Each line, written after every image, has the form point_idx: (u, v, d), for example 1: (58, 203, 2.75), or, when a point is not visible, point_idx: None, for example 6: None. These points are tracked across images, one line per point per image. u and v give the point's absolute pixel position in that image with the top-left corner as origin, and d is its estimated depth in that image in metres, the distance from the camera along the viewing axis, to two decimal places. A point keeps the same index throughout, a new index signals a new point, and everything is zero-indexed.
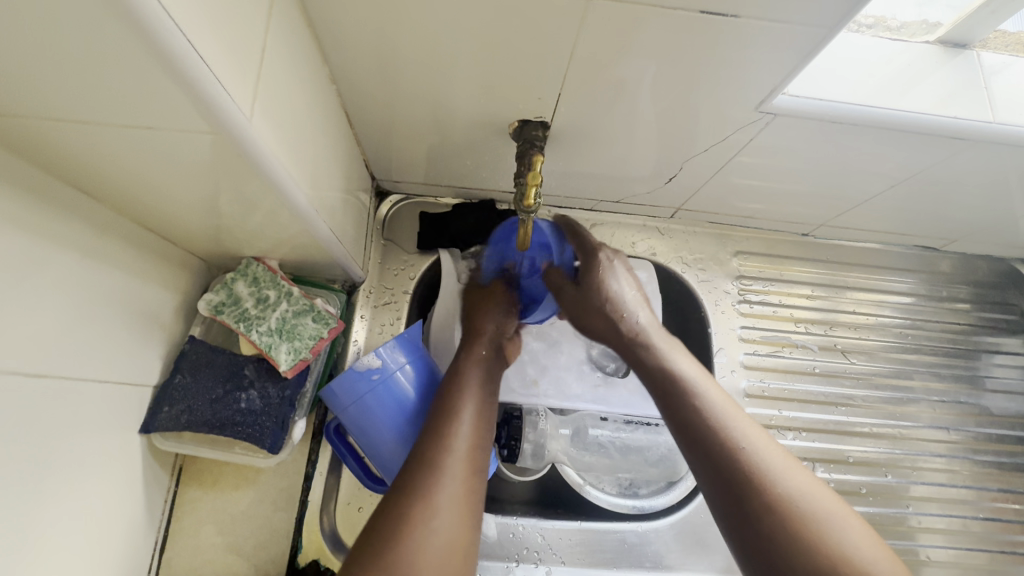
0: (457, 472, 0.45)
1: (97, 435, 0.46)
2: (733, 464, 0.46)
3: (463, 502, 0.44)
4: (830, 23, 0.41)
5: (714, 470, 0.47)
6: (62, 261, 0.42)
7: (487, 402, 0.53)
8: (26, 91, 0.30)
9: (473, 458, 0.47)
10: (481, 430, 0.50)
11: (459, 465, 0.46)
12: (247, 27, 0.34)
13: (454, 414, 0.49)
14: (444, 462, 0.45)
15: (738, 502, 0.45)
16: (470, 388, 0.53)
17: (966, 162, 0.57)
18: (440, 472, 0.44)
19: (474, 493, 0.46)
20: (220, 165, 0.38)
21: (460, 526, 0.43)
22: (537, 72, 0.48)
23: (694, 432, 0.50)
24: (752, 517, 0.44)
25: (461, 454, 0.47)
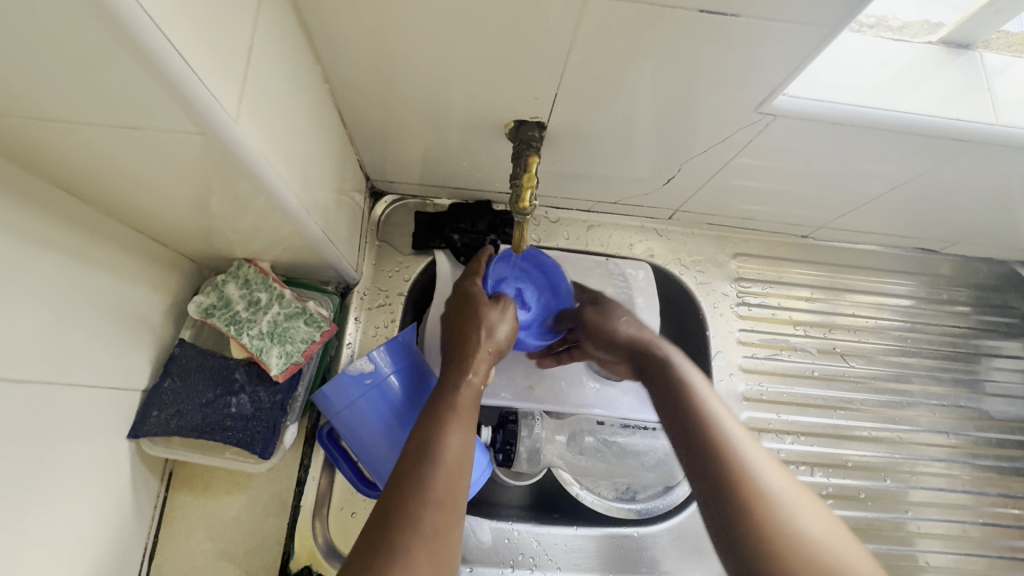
0: (435, 514, 0.39)
1: (84, 441, 0.45)
2: (733, 481, 0.43)
3: (442, 547, 0.38)
4: (832, 23, 0.40)
5: (713, 487, 0.44)
6: (47, 264, 0.41)
7: (470, 439, 0.47)
8: (3, 90, 0.29)
9: (452, 496, 0.41)
10: (462, 466, 0.44)
11: (438, 509, 0.39)
12: (234, 24, 0.33)
13: (433, 449, 0.43)
14: (421, 502, 0.39)
15: (734, 521, 0.41)
16: (456, 420, 0.47)
17: (967, 165, 0.56)
18: (417, 511, 0.39)
19: (453, 539, 0.39)
20: (207, 166, 0.37)
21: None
22: (533, 71, 0.47)
23: (697, 447, 0.48)
24: (747, 535, 0.40)
25: (438, 495, 0.40)
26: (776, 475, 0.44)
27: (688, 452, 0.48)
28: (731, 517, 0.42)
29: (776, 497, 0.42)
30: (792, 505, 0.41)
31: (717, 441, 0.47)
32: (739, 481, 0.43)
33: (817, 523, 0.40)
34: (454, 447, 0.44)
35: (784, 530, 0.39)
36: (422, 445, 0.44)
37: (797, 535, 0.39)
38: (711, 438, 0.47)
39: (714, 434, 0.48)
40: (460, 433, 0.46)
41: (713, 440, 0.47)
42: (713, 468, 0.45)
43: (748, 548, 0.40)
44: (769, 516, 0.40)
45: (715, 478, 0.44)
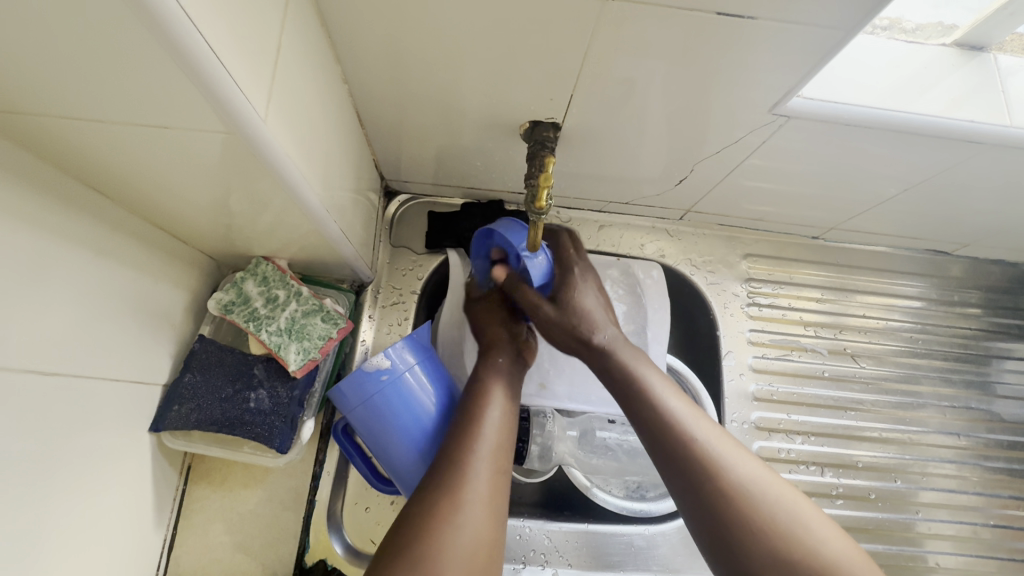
0: (484, 469, 0.46)
1: (108, 432, 0.46)
2: (702, 480, 0.45)
3: (492, 496, 0.45)
4: (848, 25, 0.41)
5: (684, 485, 0.46)
6: (74, 259, 0.42)
7: (510, 405, 0.54)
8: (43, 90, 0.30)
9: (500, 454, 0.48)
10: (507, 429, 0.50)
11: (485, 465, 0.46)
12: (263, 26, 0.34)
13: (478, 415, 0.50)
14: (471, 458, 0.46)
15: (711, 519, 0.44)
16: (494, 391, 0.54)
17: (981, 167, 0.56)
18: (468, 464, 0.45)
19: (500, 489, 0.46)
20: (234, 165, 0.37)
21: (487, 521, 0.43)
22: (550, 72, 0.48)
23: (661, 446, 0.48)
24: (723, 533, 0.43)
25: (486, 453, 0.47)
26: (744, 467, 0.46)
27: (656, 452, 0.49)
28: (706, 514, 0.44)
29: (744, 492, 0.44)
30: (761, 498, 0.44)
31: (680, 440, 0.48)
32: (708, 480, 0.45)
33: (787, 512, 0.43)
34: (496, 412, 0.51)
35: (755, 528, 0.42)
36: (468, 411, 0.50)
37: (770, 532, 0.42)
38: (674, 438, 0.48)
39: (678, 433, 0.48)
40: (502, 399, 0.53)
41: (678, 440, 0.48)
42: (682, 470, 0.47)
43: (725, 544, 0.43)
44: (742, 513, 0.43)
45: (686, 478, 0.46)
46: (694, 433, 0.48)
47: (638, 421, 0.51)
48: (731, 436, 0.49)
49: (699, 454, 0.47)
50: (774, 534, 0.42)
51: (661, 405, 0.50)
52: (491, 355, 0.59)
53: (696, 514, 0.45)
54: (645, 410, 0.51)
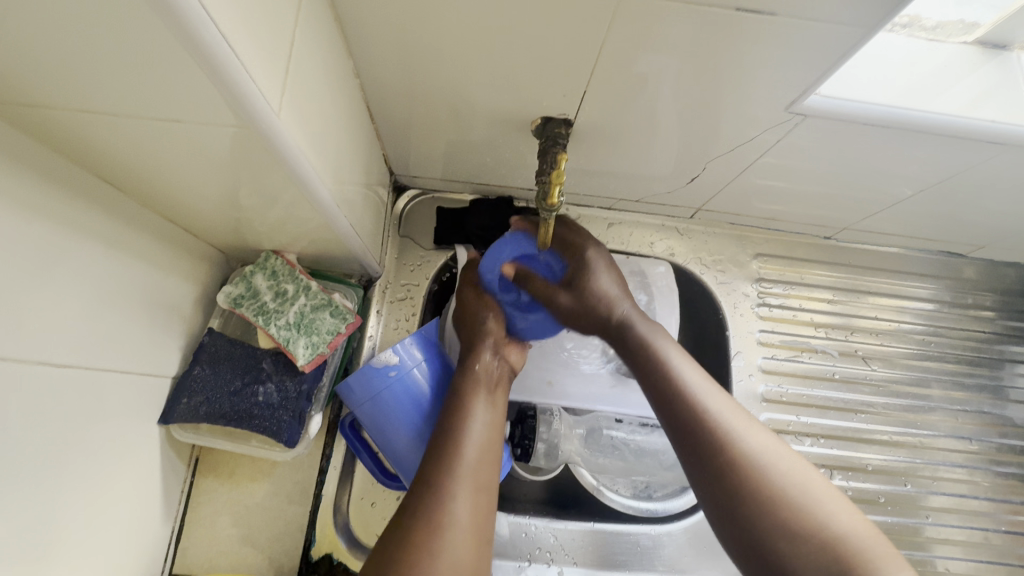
0: (465, 490, 0.45)
1: (117, 423, 0.46)
2: (715, 449, 0.46)
3: (475, 516, 0.44)
4: (871, 22, 0.40)
5: (692, 455, 0.47)
6: (85, 252, 0.41)
7: (494, 416, 0.53)
8: (58, 81, 0.29)
9: (483, 473, 0.47)
10: (490, 437, 0.50)
11: (467, 485, 0.45)
12: (277, 19, 0.33)
13: (459, 432, 0.49)
14: (453, 475, 0.45)
15: (719, 487, 0.45)
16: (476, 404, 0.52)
17: (999, 168, 0.56)
18: (451, 483, 0.44)
19: (484, 509, 0.45)
20: (245, 158, 0.37)
21: (472, 542, 0.42)
22: (564, 68, 0.47)
23: (674, 418, 0.50)
24: (732, 501, 0.44)
25: (470, 468, 0.46)
26: (753, 438, 0.46)
27: (667, 424, 0.50)
28: (715, 483, 0.45)
29: (754, 460, 0.45)
30: (771, 467, 0.44)
31: (692, 409, 0.49)
32: (719, 450, 0.46)
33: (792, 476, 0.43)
34: (477, 427, 0.50)
35: (766, 494, 0.43)
36: (449, 428, 0.49)
37: (777, 500, 0.42)
38: (685, 408, 0.49)
39: (690, 405, 0.49)
40: (485, 413, 0.52)
41: (690, 411, 0.49)
42: (692, 440, 0.47)
43: (732, 513, 0.43)
44: (749, 480, 0.44)
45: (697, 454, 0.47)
46: (705, 403, 0.49)
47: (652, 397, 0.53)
48: (744, 410, 0.49)
49: (708, 428, 0.47)
50: (781, 500, 0.42)
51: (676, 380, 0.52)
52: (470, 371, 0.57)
53: (707, 484, 0.46)
54: (658, 383, 0.53)
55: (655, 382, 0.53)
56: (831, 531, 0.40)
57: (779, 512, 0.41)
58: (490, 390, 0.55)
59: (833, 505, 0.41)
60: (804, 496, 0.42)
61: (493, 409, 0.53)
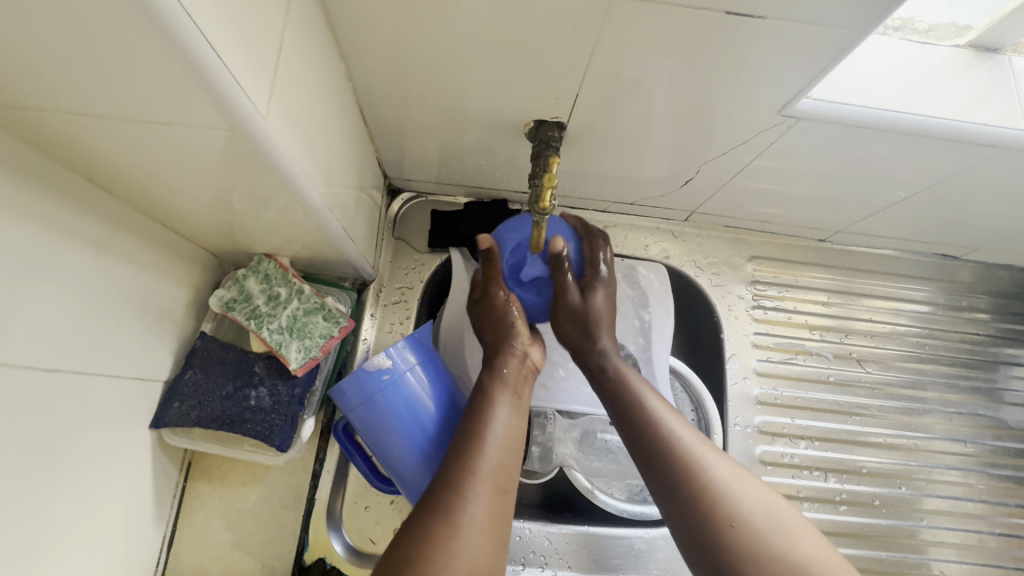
0: (484, 490, 0.44)
1: (108, 428, 0.46)
2: (679, 475, 0.46)
3: (492, 518, 0.43)
4: (861, 25, 0.40)
5: (657, 479, 0.47)
6: (75, 256, 0.41)
7: (516, 420, 0.52)
8: (46, 86, 0.29)
9: (502, 475, 0.46)
10: (512, 442, 0.50)
11: (485, 486, 0.44)
12: (265, 22, 0.33)
13: (479, 434, 0.48)
14: (473, 476, 0.44)
15: (682, 513, 0.45)
16: (498, 406, 0.52)
17: (991, 171, 0.56)
18: (469, 482, 0.44)
19: (501, 513, 0.44)
20: (235, 162, 0.37)
21: (488, 542, 0.41)
22: (556, 71, 0.47)
23: (640, 444, 0.50)
24: (698, 527, 0.44)
25: (489, 471, 0.46)
26: (717, 464, 0.47)
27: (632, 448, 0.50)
28: (679, 508, 0.45)
29: (719, 486, 0.45)
30: (735, 493, 0.44)
31: (656, 434, 0.49)
32: (684, 476, 0.46)
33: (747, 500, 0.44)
34: (498, 430, 0.50)
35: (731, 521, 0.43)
36: (470, 430, 0.49)
37: (742, 526, 0.43)
38: (651, 432, 0.49)
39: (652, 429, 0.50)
40: (507, 416, 0.52)
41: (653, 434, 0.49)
42: (658, 465, 0.48)
43: (696, 539, 0.43)
44: (714, 506, 0.44)
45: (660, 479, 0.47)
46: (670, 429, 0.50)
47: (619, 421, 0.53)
48: (705, 436, 0.50)
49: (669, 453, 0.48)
50: (746, 527, 0.42)
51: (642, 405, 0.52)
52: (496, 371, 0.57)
53: (671, 510, 0.45)
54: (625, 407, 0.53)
55: (623, 407, 0.53)
56: (792, 556, 0.41)
57: (745, 539, 0.42)
58: (514, 395, 0.55)
59: (795, 529, 0.43)
60: (766, 521, 0.43)
61: (515, 412, 0.53)
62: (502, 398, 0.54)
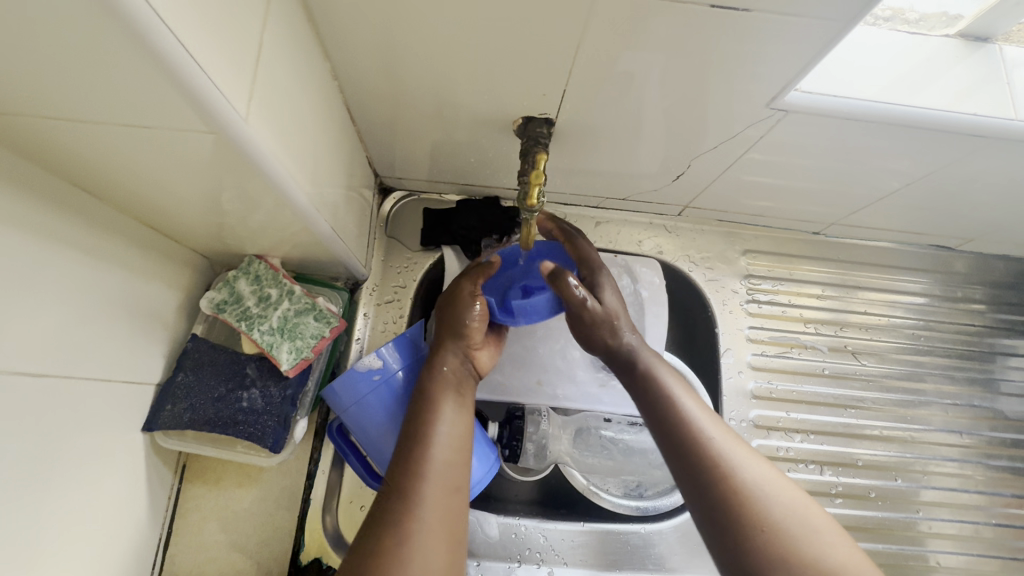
0: (433, 496, 0.44)
1: (100, 431, 0.46)
2: (713, 475, 0.45)
3: (446, 520, 0.43)
4: (846, 17, 0.40)
5: (687, 476, 0.46)
6: (62, 260, 0.41)
7: (461, 416, 0.51)
8: (22, 90, 0.29)
9: (453, 477, 0.46)
10: (461, 433, 0.49)
11: (437, 491, 0.44)
12: (243, 24, 0.33)
13: (427, 435, 0.47)
14: (420, 484, 0.44)
15: (711, 514, 0.44)
16: (443, 404, 0.50)
17: (984, 162, 0.55)
18: (418, 492, 0.44)
19: (453, 513, 0.45)
20: (220, 164, 0.37)
21: (442, 548, 0.42)
22: (543, 68, 0.47)
23: (673, 440, 0.49)
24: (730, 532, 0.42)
25: (438, 477, 0.45)
26: (756, 467, 0.46)
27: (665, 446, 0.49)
28: (711, 506, 0.44)
29: (757, 488, 0.44)
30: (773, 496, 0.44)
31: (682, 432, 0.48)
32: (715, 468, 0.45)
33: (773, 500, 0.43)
34: (446, 428, 0.49)
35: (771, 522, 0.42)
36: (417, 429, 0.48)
37: (778, 529, 0.41)
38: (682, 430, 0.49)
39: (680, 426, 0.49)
40: (453, 416, 0.50)
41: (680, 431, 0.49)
42: (691, 464, 0.46)
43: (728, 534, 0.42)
44: (748, 508, 0.43)
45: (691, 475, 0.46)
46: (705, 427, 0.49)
47: (652, 421, 0.51)
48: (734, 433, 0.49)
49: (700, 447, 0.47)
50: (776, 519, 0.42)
51: (682, 404, 0.51)
52: (436, 370, 0.53)
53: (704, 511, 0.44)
54: (660, 405, 0.51)
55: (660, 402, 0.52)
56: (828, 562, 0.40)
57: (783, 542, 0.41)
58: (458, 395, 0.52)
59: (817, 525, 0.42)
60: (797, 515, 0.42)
61: (462, 408, 0.51)
62: (446, 397, 0.51)
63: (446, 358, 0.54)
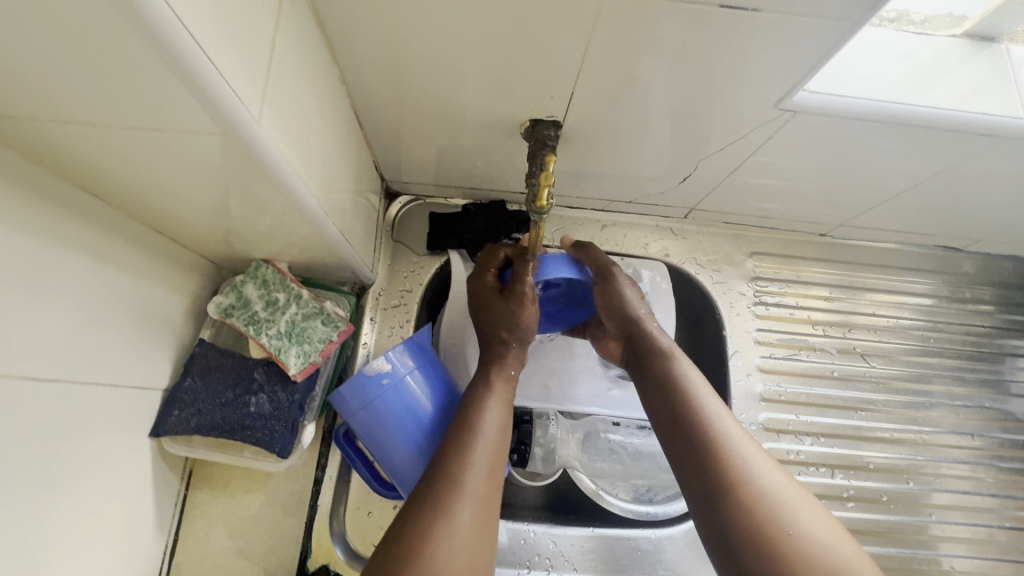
0: (476, 487, 0.44)
1: (107, 437, 0.45)
2: (726, 479, 0.44)
3: (484, 514, 0.43)
4: (854, 17, 0.40)
5: (695, 474, 0.46)
6: (70, 265, 0.41)
7: (508, 415, 0.52)
8: (33, 92, 0.29)
9: (494, 471, 0.46)
10: (506, 429, 0.50)
11: (480, 482, 0.44)
12: (255, 25, 0.33)
13: (474, 429, 0.48)
14: (464, 472, 0.44)
15: (722, 515, 0.43)
16: (492, 399, 0.51)
17: (991, 162, 0.55)
18: (461, 482, 0.43)
19: (492, 508, 0.44)
20: (230, 167, 0.37)
21: (476, 538, 0.41)
22: (551, 71, 0.47)
23: (685, 439, 0.48)
24: (738, 535, 0.42)
25: (482, 469, 0.45)
26: (768, 474, 0.45)
27: (677, 445, 0.49)
28: (723, 513, 0.43)
29: (767, 496, 0.43)
30: (785, 503, 0.43)
31: (693, 431, 0.48)
32: (721, 470, 0.45)
33: (779, 506, 0.42)
34: (492, 421, 0.49)
35: (774, 526, 0.41)
36: (463, 422, 0.49)
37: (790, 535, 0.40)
38: (694, 429, 0.48)
39: (691, 427, 0.49)
40: (499, 410, 0.51)
41: (691, 430, 0.48)
42: (704, 467, 0.46)
43: (737, 538, 0.42)
44: (758, 513, 0.42)
45: (701, 476, 0.46)
46: (718, 427, 0.48)
47: (663, 421, 0.51)
48: (751, 439, 0.48)
49: (712, 447, 0.47)
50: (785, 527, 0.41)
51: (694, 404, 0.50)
52: (502, 367, 0.55)
53: (713, 515, 0.44)
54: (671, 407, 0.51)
55: (673, 400, 0.51)
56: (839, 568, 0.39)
57: (790, 549, 0.40)
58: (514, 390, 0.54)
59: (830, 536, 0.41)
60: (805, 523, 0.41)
61: (509, 406, 0.52)
62: (498, 393, 0.52)
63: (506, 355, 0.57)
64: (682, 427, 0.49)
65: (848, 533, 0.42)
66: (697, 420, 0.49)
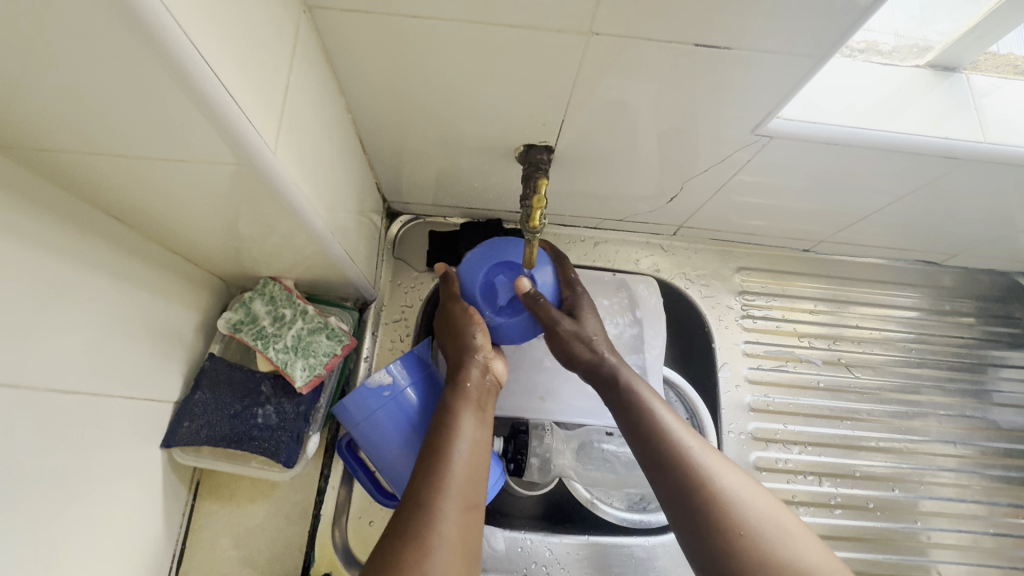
0: (453, 511, 0.45)
1: (121, 447, 0.48)
2: (692, 482, 0.47)
3: (464, 536, 0.44)
4: (818, 53, 0.43)
5: (664, 477, 0.49)
6: (92, 283, 0.44)
7: (480, 433, 0.53)
8: (71, 128, 0.32)
9: (471, 493, 0.47)
10: (479, 449, 0.51)
11: (456, 506, 0.45)
12: (271, 66, 0.36)
13: (447, 452, 0.49)
14: (440, 496, 0.45)
15: (689, 516, 0.46)
16: (465, 420, 0.52)
17: (959, 182, 0.59)
18: (437, 505, 0.44)
19: (472, 529, 0.45)
20: (244, 193, 0.40)
21: (458, 558, 0.42)
22: (542, 101, 0.51)
23: (651, 445, 0.51)
24: (707, 535, 0.45)
25: (457, 492, 0.46)
26: (731, 476, 0.48)
27: (644, 460, 0.51)
28: (692, 513, 0.46)
29: (729, 497, 0.46)
30: (746, 505, 0.46)
31: (659, 438, 0.51)
32: (686, 473, 0.48)
33: (743, 508, 0.45)
34: (466, 441, 0.51)
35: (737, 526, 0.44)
36: (435, 446, 0.49)
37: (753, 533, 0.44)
38: (659, 438, 0.50)
39: (656, 436, 0.51)
40: (473, 429, 0.52)
41: (656, 438, 0.51)
42: (668, 475, 0.48)
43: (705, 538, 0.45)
44: (722, 514, 0.45)
45: (669, 478, 0.48)
46: (682, 436, 0.50)
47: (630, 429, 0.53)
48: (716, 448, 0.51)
49: (678, 454, 0.49)
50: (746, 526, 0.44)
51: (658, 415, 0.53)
52: (462, 387, 0.56)
53: (682, 516, 0.46)
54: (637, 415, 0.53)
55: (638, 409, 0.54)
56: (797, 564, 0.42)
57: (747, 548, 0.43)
58: (480, 408, 0.55)
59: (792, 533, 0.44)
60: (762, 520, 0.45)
61: (481, 425, 0.53)
62: (467, 412, 0.53)
63: (466, 374, 0.57)
64: (648, 435, 0.51)
65: (809, 529, 0.46)
66: (663, 428, 0.51)
